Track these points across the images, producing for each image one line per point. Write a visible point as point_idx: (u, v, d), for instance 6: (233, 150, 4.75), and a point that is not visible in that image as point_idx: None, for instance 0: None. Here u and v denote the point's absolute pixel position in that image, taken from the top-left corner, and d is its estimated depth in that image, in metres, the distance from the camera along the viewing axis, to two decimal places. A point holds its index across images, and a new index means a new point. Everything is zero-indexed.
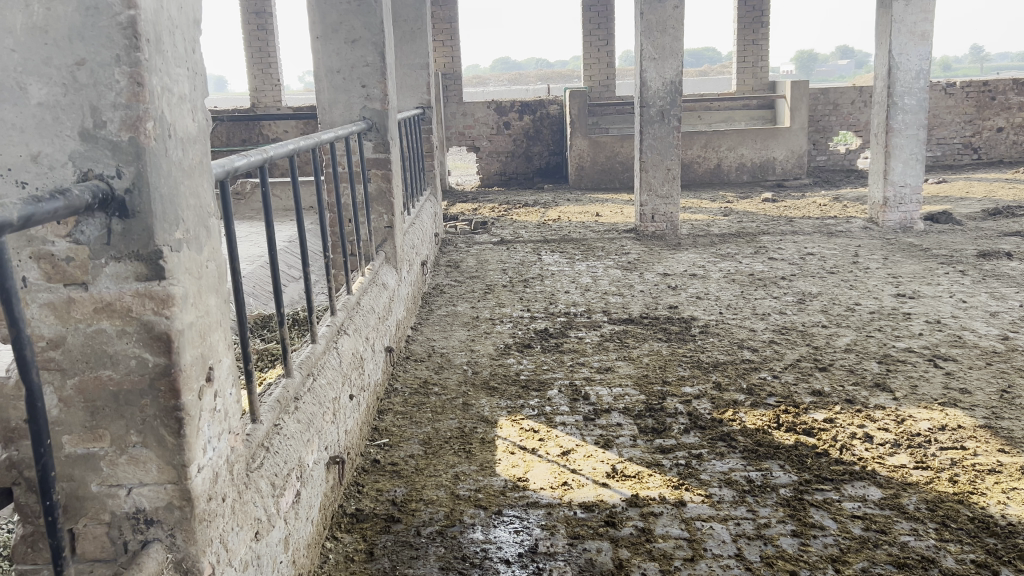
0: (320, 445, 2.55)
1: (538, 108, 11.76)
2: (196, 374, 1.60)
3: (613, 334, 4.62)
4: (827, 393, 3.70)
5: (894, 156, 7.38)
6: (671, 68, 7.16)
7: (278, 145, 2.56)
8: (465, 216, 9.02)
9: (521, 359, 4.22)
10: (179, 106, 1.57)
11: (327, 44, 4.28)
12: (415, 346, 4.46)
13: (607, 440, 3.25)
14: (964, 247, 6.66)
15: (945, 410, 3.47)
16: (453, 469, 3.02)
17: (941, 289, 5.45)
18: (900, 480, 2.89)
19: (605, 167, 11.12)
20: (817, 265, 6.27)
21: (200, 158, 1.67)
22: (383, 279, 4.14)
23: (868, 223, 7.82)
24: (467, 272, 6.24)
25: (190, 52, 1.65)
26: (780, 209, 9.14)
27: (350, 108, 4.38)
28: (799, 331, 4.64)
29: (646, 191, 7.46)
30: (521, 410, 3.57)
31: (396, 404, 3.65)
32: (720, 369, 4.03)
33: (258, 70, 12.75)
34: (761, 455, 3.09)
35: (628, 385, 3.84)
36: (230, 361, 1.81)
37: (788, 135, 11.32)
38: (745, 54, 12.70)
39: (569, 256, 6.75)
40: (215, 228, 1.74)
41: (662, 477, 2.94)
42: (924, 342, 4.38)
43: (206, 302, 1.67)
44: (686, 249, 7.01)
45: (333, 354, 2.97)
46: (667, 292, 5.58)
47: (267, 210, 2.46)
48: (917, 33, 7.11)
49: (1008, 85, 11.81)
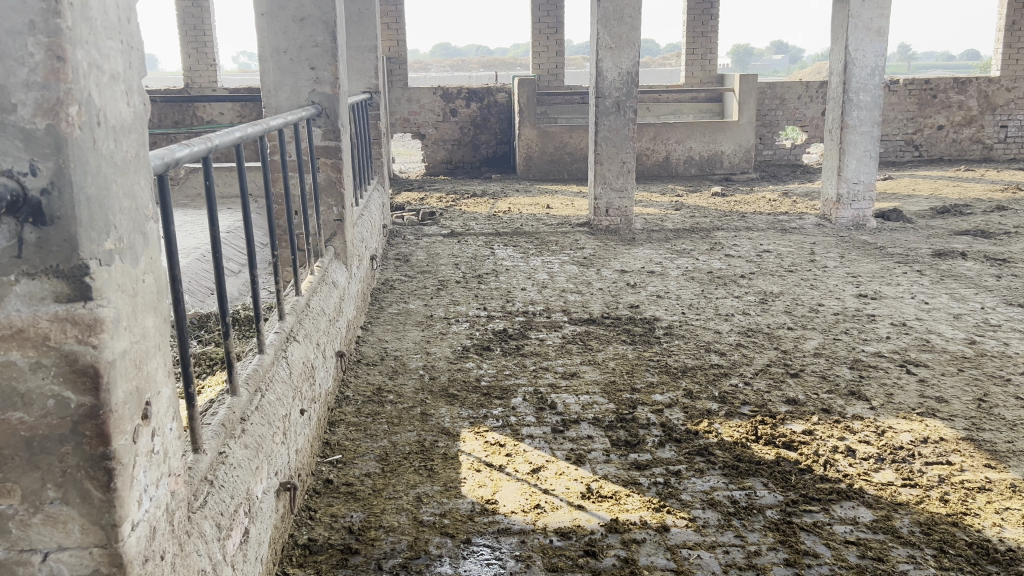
0: (269, 471, 2.27)
1: (486, 96, 11.48)
2: (131, 412, 1.33)
3: (575, 336, 4.40)
4: (803, 401, 3.55)
5: (847, 153, 7.33)
6: (628, 58, 6.96)
7: (223, 133, 2.26)
8: (412, 206, 8.71)
9: (481, 363, 3.98)
10: (110, 87, 1.28)
11: (274, 22, 3.93)
12: (366, 348, 4.18)
13: (579, 455, 3.03)
14: (919, 246, 6.63)
15: (924, 421, 3.35)
16: (415, 490, 2.77)
17: (901, 290, 5.37)
18: (889, 500, 2.75)
19: (554, 157, 10.91)
20: (775, 263, 6.15)
21: (136, 150, 1.39)
22: (333, 277, 3.86)
23: (821, 220, 7.77)
24: (418, 267, 5.96)
25: (125, 22, 1.36)
26: (731, 203, 9.04)
27: (298, 92, 4.07)
28: (765, 333, 4.50)
29: (600, 184, 7.26)
30: (484, 421, 3.33)
31: (348, 415, 3.38)
32: (689, 375, 3.85)
33: (192, 49, 12.16)
34: (742, 471, 2.91)
35: (595, 392, 3.63)
36: (171, 390, 1.53)
37: (737, 129, 11.25)
38: (694, 46, 12.59)
39: (523, 250, 6.53)
40: (155, 234, 1.46)
41: (640, 497, 2.74)
42: (893, 346, 4.27)
43: (142, 324, 1.39)
44: (641, 244, 6.84)
45: (282, 365, 2.68)
46: (626, 290, 5.39)
47: (212, 207, 2.14)
48: (873, 30, 7.04)
49: (950, 84, 11.95)
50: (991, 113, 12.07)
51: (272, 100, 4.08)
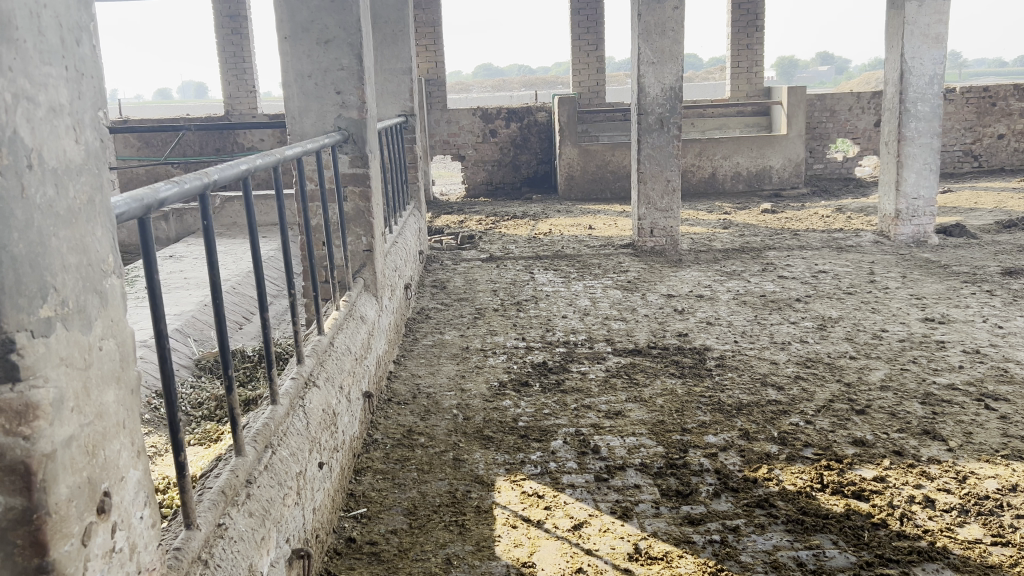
0: (278, 539, 2.04)
1: (526, 116, 11.29)
2: (79, 509, 1.11)
3: (620, 369, 4.13)
4: (871, 443, 3.23)
5: (906, 166, 6.95)
6: (671, 73, 6.70)
7: (223, 167, 2.05)
8: (452, 230, 8.51)
9: (518, 402, 3.71)
10: (50, 122, 1.07)
11: (297, 46, 3.76)
12: (398, 385, 3.96)
13: (624, 508, 2.76)
14: (987, 264, 6.23)
15: (1011, 465, 3.01)
16: (444, 550, 2.52)
17: (971, 313, 5.00)
18: (979, 562, 2.42)
19: (596, 176, 10.66)
20: (832, 285, 5.81)
21: (89, 197, 1.17)
22: (361, 311, 3.64)
23: (879, 236, 7.39)
24: (455, 294, 5.75)
25: (75, 44, 1.15)
26: (782, 220, 8.70)
27: (323, 117, 3.88)
28: (826, 364, 4.18)
29: (644, 204, 6.99)
30: (521, 468, 3.07)
31: (375, 462, 3.15)
32: (745, 413, 3.55)
33: (232, 76, 12.18)
34: (808, 527, 2.61)
35: (642, 434, 3.35)
36: (142, 471, 1.31)
37: (785, 143, 10.89)
38: (739, 59, 12.26)
39: (564, 274, 6.28)
40: (118, 290, 1.24)
41: (694, 559, 2.46)
42: (966, 377, 3.93)
43: (99, 400, 1.18)
44: (688, 266, 6.54)
45: (298, 415, 2.46)
46: (673, 316, 5.10)
47: (210, 250, 1.93)
48: (931, 36, 6.68)
49: (1010, 91, 11.44)
50: None
51: (297, 127, 3.89)
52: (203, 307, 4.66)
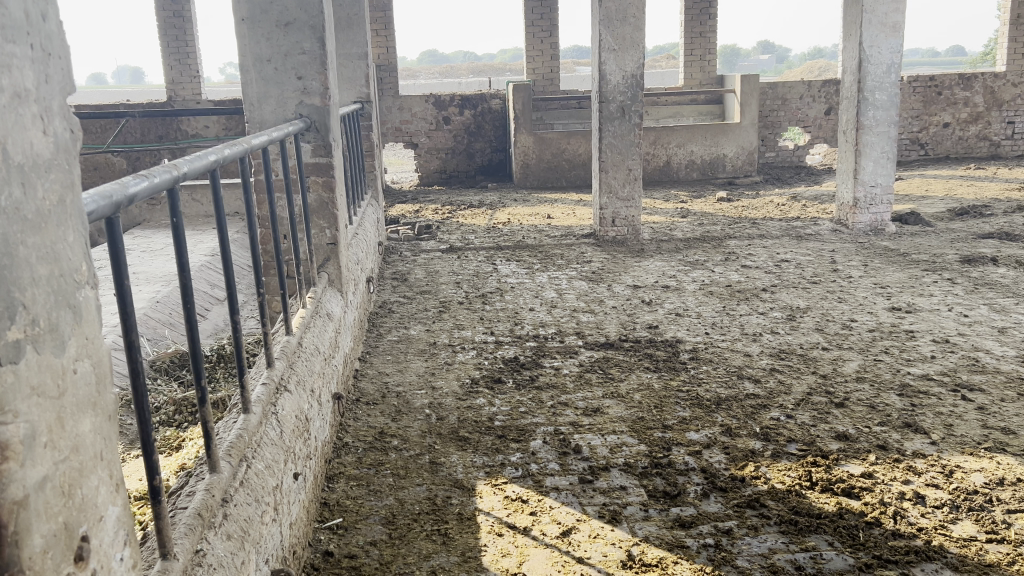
0: (257, 561, 1.89)
1: (480, 103, 11.13)
2: (56, 561, 0.95)
3: (594, 363, 4.03)
4: (854, 437, 3.18)
5: (864, 154, 6.97)
6: (632, 60, 6.61)
7: (191, 158, 1.88)
8: (407, 219, 8.33)
9: (493, 400, 3.59)
10: (15, 109, 0.91)
11: (255, 28, 3.56)
12: (366, 384, 3.81)
13: (613, 512, 2.66)
14: (945, 252, 6.28)
15: (995, 458, 2.99)
16: (429, 562, 2.39)
17: (935, 301, 5.02)
18: (977, 560, 2.38)
19: (551, 164, 10.54)
20: (796, 274, 5.80)
21: (60, 197, 1.02)
22: (327, 307, 3.48)
23: (837, 225, 7.42)
24: (417, 287, 5.59)
25: (41, 19, 0.99)
26: (739, 209, 8.70)
27: (283, 103, 3.69)
28: (799, 355, 4.14)
29: (605, 193, 6.89)
30: (502, 471, 2.95)
31: (348, 467, 3.00)
32: (725, 408, 3.47)
33: (174, 60, 11.76)
34: (802, 528, 2.55)
35: (623, 432, 3.26)
36: (121, 507, 1.16)
37: (738, 131, 10.91)
38: (692, 47, 12.26)
39: (527, 265, 6.16)
40: (92, 303, 1.08)
41: (690, 565, 2.37)
42: (940, 368, 3.91)
43: (75, 431, 1.02)
44: (651, 256, 6.48)
45: (271, 424, 2.30)
46: (642, 308, 5.02)
47: (180, 249, 1.75)
48: (888, 25, 6.70)
49: (955, 80, 11.64)
50: (997, 109, 11.78)
51: (256, 114, 3.69)
52: (156, 303, 4.44)
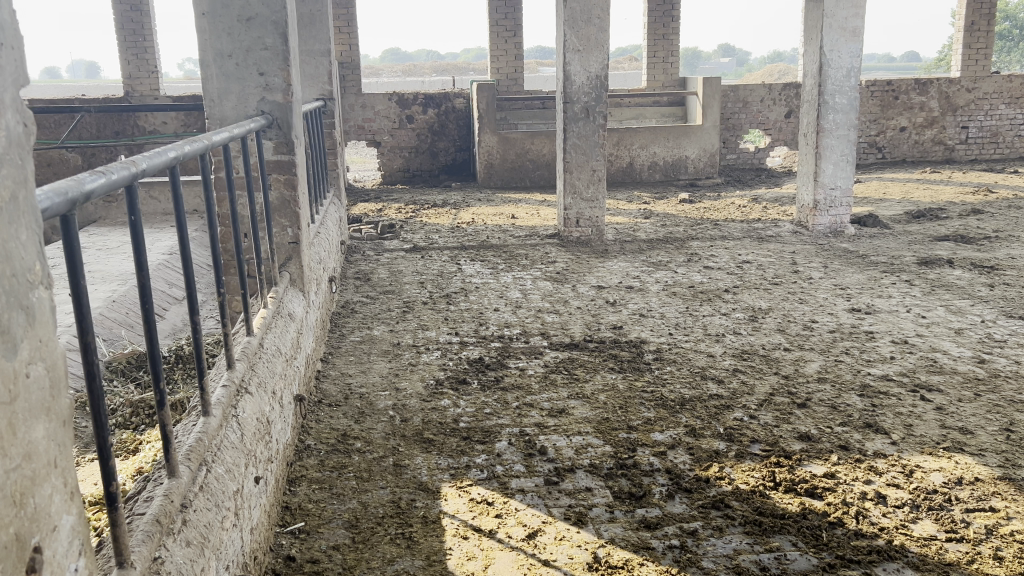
0: (217, 568, 1.85)
1: (443, 102, 11.08)
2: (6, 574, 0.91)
3: (559, 364, 4.02)
4: (816, 437, 3.21)
5: (824, 157, 7.06)
6: (596, 61, 6.62)
7: (151, 155, 1.82)
8: (370, 218, 8.25)
9: (458, 401, 3.56)
10: None
11: (215, 24, 3.49)
12: (328, 385, 3.75)
13: (578, 514, 2.65)
14: (903, 254, 6.39)
15: (953, 458, 3.03)
16: (393, 567, 2.36)
17: (894, 302, 5.10)
18: (937, 559, 2.41)
19: (515, 165, 10.53)
20: (758, 275, 5.85)
21: (12, 193, 0.97)
22: (289, 308, 3.42)
23: (797, 227, 7.51)
24: (380, 286, 5.54)
25: None
26: (701, 210, 8.77)
27: (244, 100, 3.62)
28: (761, 356, 4.17)
29: (570, 194, 6.90)
30: (467, 473, 2.92)
31: (310, 470, 2.95)
32: (689, 409, 3.48)
33: (132, 55, 11.54)
34: (766, 529, 2.56)
35: (587, 433, 3.25)
36: (76, 515, 1.11)
37: (700, 134, 10.98)
38: (655, 49, 12.34)
39: (491, 265, 6.14)
40: (46, 304, 1.04)
41: (656, 567, 2.36)
42: (899, 368, 3.97)
43: (26, 438, 0.98)
44: (615, 257, 6.49)
45: (231, 427, 2.25)
46: (606, 308, 5.03)
47: (138, 248, 1.70)
48: (848, 30, 6.78)
49: (911, 85, 11.84)
50: (951, 114, 12.03)
51: (216, 110, 3.61)
52: (112, 303, 4.34)
